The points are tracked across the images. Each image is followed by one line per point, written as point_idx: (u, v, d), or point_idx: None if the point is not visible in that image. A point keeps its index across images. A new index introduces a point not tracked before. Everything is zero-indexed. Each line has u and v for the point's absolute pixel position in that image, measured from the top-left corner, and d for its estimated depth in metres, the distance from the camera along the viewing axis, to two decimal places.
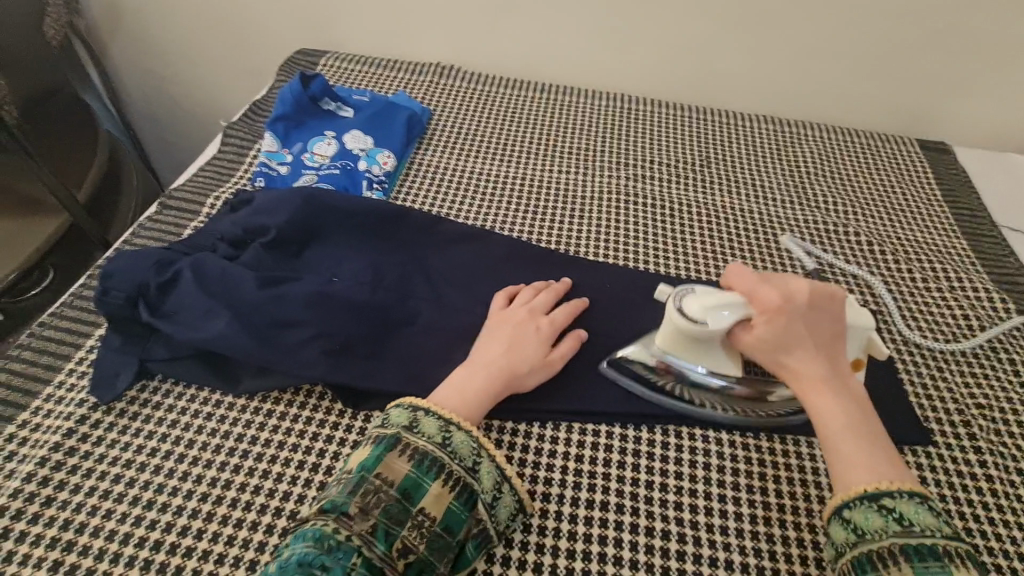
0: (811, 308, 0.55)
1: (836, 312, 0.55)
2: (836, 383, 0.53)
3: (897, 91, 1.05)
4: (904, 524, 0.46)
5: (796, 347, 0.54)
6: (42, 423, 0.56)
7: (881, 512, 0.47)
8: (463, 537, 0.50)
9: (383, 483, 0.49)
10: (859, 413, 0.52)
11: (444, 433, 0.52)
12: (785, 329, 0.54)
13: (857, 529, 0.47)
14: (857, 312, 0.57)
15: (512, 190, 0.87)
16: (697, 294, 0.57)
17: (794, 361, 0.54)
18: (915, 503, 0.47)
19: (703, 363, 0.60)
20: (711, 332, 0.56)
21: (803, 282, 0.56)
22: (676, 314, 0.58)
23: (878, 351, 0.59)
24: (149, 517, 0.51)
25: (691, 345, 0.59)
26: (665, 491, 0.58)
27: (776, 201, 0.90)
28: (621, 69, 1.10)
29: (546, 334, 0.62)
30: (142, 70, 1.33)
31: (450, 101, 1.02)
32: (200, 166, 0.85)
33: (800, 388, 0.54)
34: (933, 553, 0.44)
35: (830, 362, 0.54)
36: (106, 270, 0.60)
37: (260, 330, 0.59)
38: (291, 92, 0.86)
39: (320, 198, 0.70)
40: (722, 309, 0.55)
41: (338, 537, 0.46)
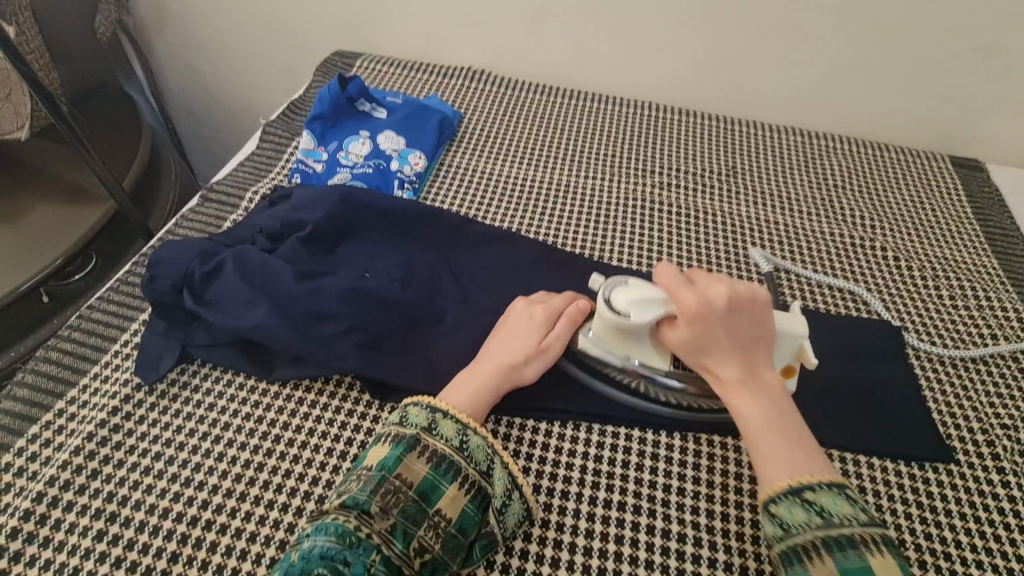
0: (731, 311, 0.57)
1: (757, 314, 0.57)
2: (753, 383, 0.56)
3: (931, 106, 1.04)
4: (823, 516, 0.48)
5: (715, 349, 0.56)
6: (89, 399, 0.59)
7: (804, 505, 0.49)
8: (473, 538, 0.52)
9: (403, 484, 0.51)
10: (779, 411, 0.54)
11: (461, 437, 0.54)
12: (705, 332, 0.56)
13: (783, 523, 0.49)
14: (790, 321, 0.59)
15: (537, 194, 0.89)
16: (627, 286, 0.60)
17: (715, 364, 0.56)
18: (833, 494, 0.49)
19: (635, 355, 0.61)
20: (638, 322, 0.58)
21: (722, 287, 0.58)
22: (603, 305, 0.60)
23: (809, 361, 0.59)
24: (186, 494, 0.54)
25: (621, 338, 0.61)
26: (683, 495, 0.59)
27: (801, 213, 0.90)
28: (651, 77, 1.11)
29: (539, 322, 0.62)
30: (184, 67, 1.38)
31: (479, 105, 1.04)
32: (239, 161, 0.89)
33: (723, 391, 0.56)
34: (852, 544, 0.46)
35: (749, 362, 0.56)
36: (155, 258, 0.63)
37: (295, 321, 0.61)
38: (329, 93, 0.89)
39: (355, 196, 0.72)
40: (647, 303, 0.58)
41: (359, 534, 0.48)
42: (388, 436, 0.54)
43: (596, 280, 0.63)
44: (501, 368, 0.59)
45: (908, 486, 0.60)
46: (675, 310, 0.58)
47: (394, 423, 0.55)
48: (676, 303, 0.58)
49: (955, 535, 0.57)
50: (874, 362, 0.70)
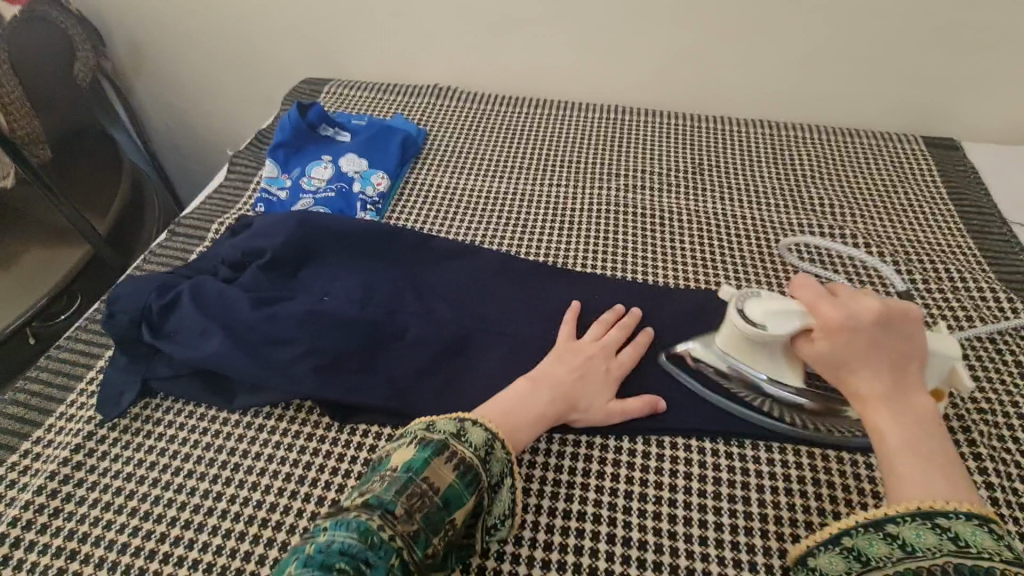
0: (882, 323, 0.52)
1: (911, 330, 0.52)
2: (898, 400, 0.50)
3: (899, 88, 1.03)
4: (960, 545, 0.42)
5: (852, 361, 0.52)
6: (53, 438, 0.60)
7: (935, 530, 0.43)
8: (454, 550, 0.51)
9: (429, 486, 0.49)
10: (924, 435, 0.48)
11: (487, 449, 0.53)
12: (847, 343, 0.52)
13: (905, 545, 0.44)
14: (941, 342, 0.55)
15: (503, 205, 0.89)
16: (761, 298, 0.59)
17: (853, 376, 0.52)
18: (974, 525, 0.43)
19: (761, 369, 0.60)
20: (775, 336, 0.56)
21: (874, 299, 0.53)
22: (738, 314, 0.59)
23: (964, 385, 0.56)
24: (145, 528, 0.54)
25: (751, 346, 0.59)
26: (644, 500, 0.58)
27: (770, 205, 0.90)
28: (616, 81, 1.12)
29: (614, 378, 0.64)
30: (164, 106, 1.42)
31: (446, 121, 1.05)
32: (208, 193, 0.90)
33: (861, 408, 0.51)
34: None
35: (893, 379, 0.51)
36: (111, 296, 0.64)
37: (252, 349, 0.62)
38: (290, 121, 0.90)
39: (314, 221, 0.73)
40: (789, 316, 0.56)
41: (382, 534, 0.45)
42: (416, 438, 0.52)
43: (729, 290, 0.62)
44: (566, 405, 0.60)
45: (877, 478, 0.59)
46: (815, 322, 0.54)
47: (422, 426, 0.53)
48: (819, 314, 0.54)
49: None
50: None
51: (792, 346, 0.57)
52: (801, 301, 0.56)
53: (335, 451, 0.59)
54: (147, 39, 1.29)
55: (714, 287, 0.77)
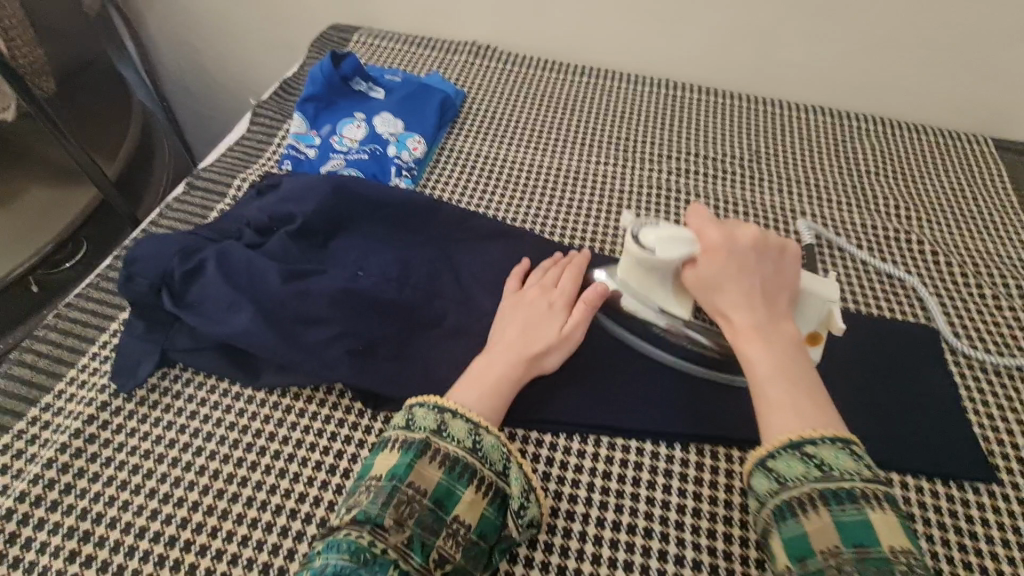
0: (757, 253, 0.54)
1: (781, 260, 0.55)
2: (767, 327, 0.51)
3: (976, 84, 0.95)
4: (824, 470, 0.44)
5: (730, 290, 0.53)
6: (65, 407, 0.55)
7: (803, 458, 0.45)
8: (494, 543, 0.49)
9: (416, 492, 0.47)
10: (790, 358, 0.50)
11: (474, 437, 0.50)
12: (727, 269, 0.53)
13: (778, 477, 0.45)
14: (820, 284, 0.56)
15: (544, 181, 0.83)
16: (658, 226, 0.55)
17: (730, 306, 0.53)
18: (838, 448, 0.45)
19: (653, 300, 0.58)
20: (663, 261, 0.54)
21: (750, 228, 0.55)
22: (631, 241, 0.56)
23: (837, 328, 0.55)
24: (165, 512, 0.50)
25: (644, 276, 0.57)
26: (697, 517, 0.54)
27: (830, 201, 0.84)
28: (670, 53, 1.03)
29: (559, 311, 0.60)
30: (176, 42, 1.32)
31: (485, 83, 0.97)
32: (227, 145, 0.84)
33: (735, 334, 0.52)
34: (851, 498, 0.43)
35: (765, 306, 0.52)
36: (130, 255, 0.59)
37: (282, 326, 0.57)
38: (322, 72, 0.83)
39: (349, 188, 0.67)
40: (677, 243, 0.54)
41: (373, 549, 0.44)
42: (397, 441, 0.50)
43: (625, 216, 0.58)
44: (522, 359, 0.56)
45: (948, 509, 0.55)
46: (697, 250, 0.55)
47: (400, 427, 0.51)
48: (699, 240, 0.55)
49: (996, 564, 0.52)
50: (910, 370, 0.64)
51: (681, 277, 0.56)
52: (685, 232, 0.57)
53: (368, 441, 0.55)
54: None
55: None
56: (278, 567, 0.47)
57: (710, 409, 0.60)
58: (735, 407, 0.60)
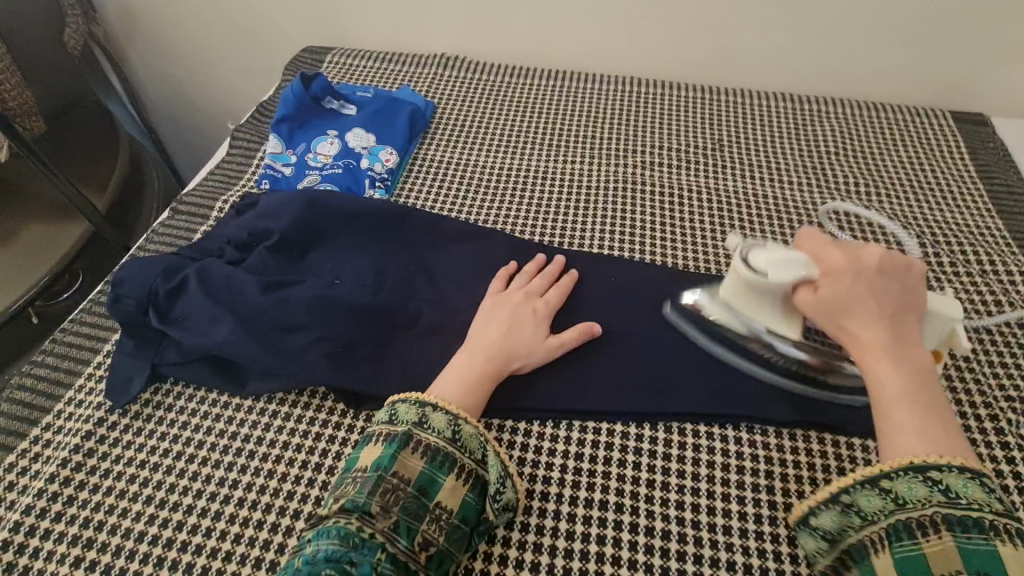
0: (882, 274, 0.54)
1: (910, 281, 0.54)
2: (896, 350, 0.51)
3: (929, 61, 0.98)
4: (949, 496, 0.45)
5: (855, 309, 0.53)
6: (64, 425, 0.59)
7: (927, 482, 0.46)
8: (475, 527, 0.52)
9: (399, 481, 0.50)
10: (918, 383, 0.50)
11: (453, 427, 0.53)
12: (850, 289, 0.53)
13: (897, 498, 0.47)
14: (942, 303, 0.55)
15: (516, 183, 0.86)
16: (765, 248, 0.57)
17: (855, 326, 0.53)
18: (966, 477, 0.46)
19: (760, 320, 0.59)
20: (774, 283, 0.56)
21: (877, 249, 0.55)
22: (738, 263, 0.58)
23: (960, 345, 0.55)
24: (162, 516, 0.53)
25: (751, 297, 0.59)
26: (667, 490, 0.57)
27: (793, 183, 0.87)
28: (632, 51, 1.07)
29: (542, 318, 0.64)
30: (159, 74, 1.36)
31: (455, 93, 1.01)
32: (209, 169, 0.87)
33: (860, 353, 0.52)
34: (979, 527, 0.43)
35: (891, 328, 0.52)
36: (116, 279, 0.62)
37: (264, 335, 0.60)
38: (294, 93, 0.87)
39: (322, 201, 0.70)
40: (788, 265, 0.55)
41: (362, 534, 0.47)
42: (381, 434, 0.53)
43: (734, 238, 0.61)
44: (500, 356, 0.60)
45: None
46: (818, 271, 0.55)
47: (384, 421, 0.54)
48: (821, 261, 0.56)
49: None
50: None
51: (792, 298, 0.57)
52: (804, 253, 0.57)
53: (350, 438, 0.58)
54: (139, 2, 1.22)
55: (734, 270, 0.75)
56: (270, 560, 0.50)
57: (678, 386, 0.62)
58: (701, 383, 0.62)
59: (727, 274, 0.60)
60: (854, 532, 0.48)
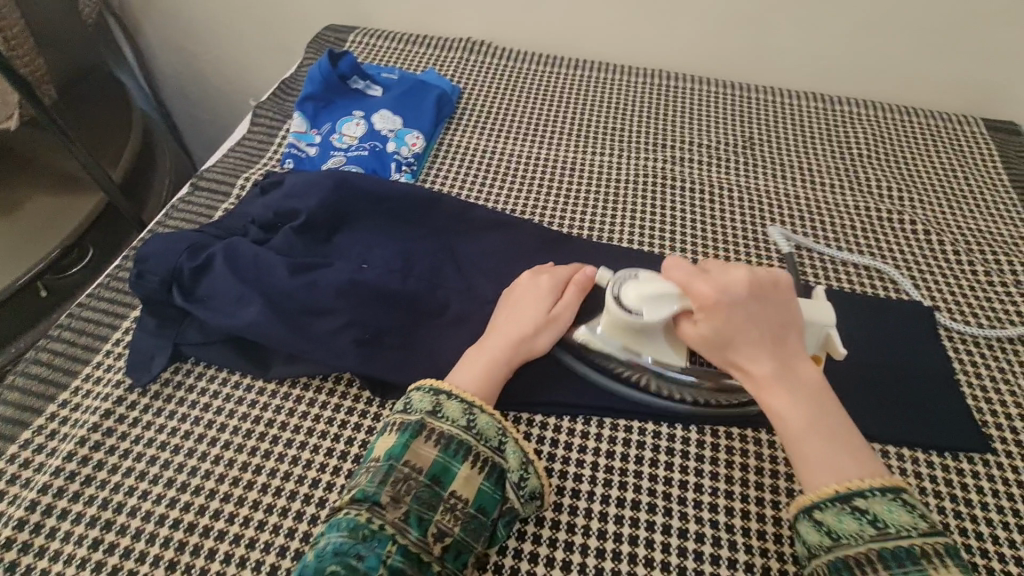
0: (753, 298, 0.52)
1: (781, 298, 0.53)
2: (788, 377, 0.51)
3: (967, 67, 0.97)
4: (878, 527, 0.44)
5: (741, 343, 0.51)
6: (82, 402, 0.57)
7: (855, 513, 0.45)
8: (496, 517, 0.50)
9: (412, 470, 0.49)
10: (816, 407, 0.50)
11: (468, 416, 0.52)
12: (728, 323, 0.51)
13: (831, 532, 0.46)
14: (814, 310, 0.55)
15: (543, 172, 0.84)
16: (637, 281, 0.56)
17: (745, 359, 0.52)
18: (889, 501, 0.45)
19: (646, 351, 0.57)
20: (651, 321, 0.54)
21: (742, 272, 0.53)
22: (613, 302, 0.56)
23: (838, 352, 0.55)
24: (183, 500, 0.52)
25: (632, 333, 0.56)
26: (699, 492, 0.55)
27: (824, 185, 0.85)
28: (662, 44, 1.05)
29: (547, 291, 0.60)
30: (174, 47, 1.33)
31: (481, 78, 0.98)
32: (229, 146, 0.85)
33: (756, 387, 0.51)
34: (912, 558, 0.43)
35: (778, 354, 0.51)
36: (140, 254, 0.61)
37: (290, 318, 0.59)
38: (320, 71, 0.84)
39: (352, 183, 0.68)
40: (660, 299, 0.54)
41: (372, 526, 0.46)
42: (394, 424, 0.51)
43: (607, 274, 0.58)
44: (507, 340, 0.57)
45: (941, 477, 0.57)
46: (691, 304, 0.53)
47: (399, 410, 0.52)
48: (690, 294, 0.53)
49: (991, 529, 0.54)
50: (905, 346, 0.66)
51: (677, 325, 0.56)
52: (672, 286, 0.54)
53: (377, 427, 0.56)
54: None
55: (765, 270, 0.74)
56: (295, 549, 0.49)
57: None
58: None
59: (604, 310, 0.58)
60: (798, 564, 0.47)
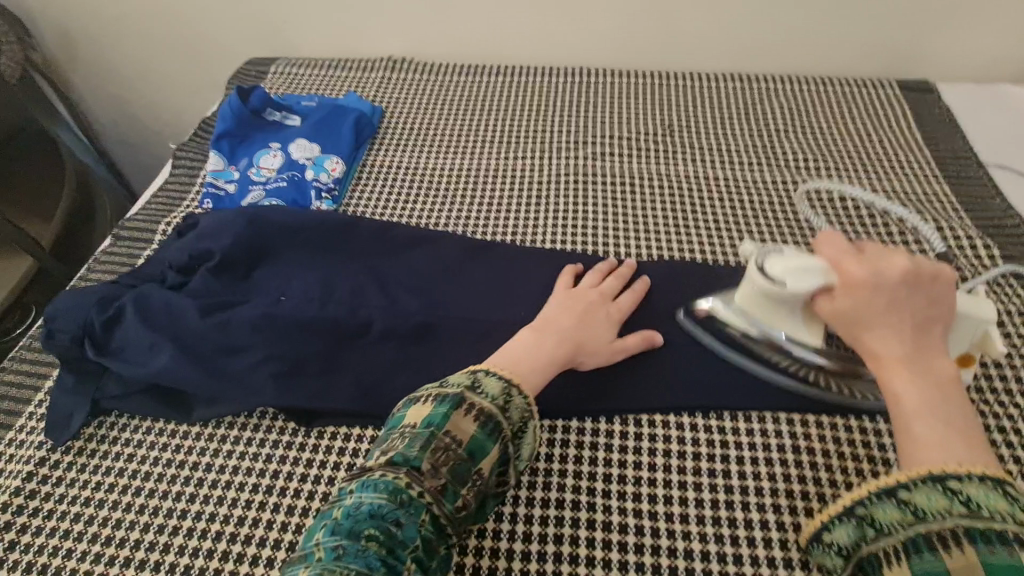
0: (905, 287, 0.51)
1: (934, 294, 0.51)
2: (916, 362, 0.48)
3: (873, 32, 0.99)
4: (971, 507, 0.39)
5: (874, 321, 0.50)
6: (4, 467, 0.57)
7: (946, 493, 0.40)
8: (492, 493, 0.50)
9: (452, 441, 0.47)
10: (939, 393, 0.46)
11: (506, 397, 0.51)
12: (868, 299, 0.51)
13: (916, 510, 0.41)
14: (977, 305, 0.53)
15: (468, 182, 0.85)
16: (783, 254, 0.55)
17: (872, 336, 0.50)
18: (987, 486, 0.40)
19: (781, 328, 0.58)
20: (792, 292, 0.54)
21: (901, 261, 0.53)
22: (756, 270, 0.56)
23: (993, 350, 0.54)
24: (108, 554, 0.51)
25: (770, 305, 0.57)
26: (624, 483, 0.56)
27: (744, 163, 0.87)
28: (581, 41, 1.06)
29: (615, 321, 0.63)
30: (106, 96, 1.33)
31: (404, 96, 0.99)
32: (152, 192, 0.85)
33: (877, 365, 0.49)
34: (1002, 539, 0.37)
35: (913, 342, 0.49)
36: (50, 312, 0.61)
37: (207, 358, 0.59)
38: (232, 108, 0.85)
39: (264, 218, 0.69)
40: (807, 271, 0.54)
41: (410, 492, 0.44)
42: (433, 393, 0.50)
43: (748, 246, 0.59)
44: (573, 348, 0.59)
45: (864, 440, 0.58)
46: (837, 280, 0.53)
47: (434, 384, 0.51)
48: (840, 271, 0.54)
49: None
50: None
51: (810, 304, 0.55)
52: (823, 259, 0.55)
53: (302, 458, 0.57)
54: (77, 27, 1.20)
55: (686, 254, 0.75)
56: None
57: (631, 377, 0.62)
58: (653, 371, 0.62)
59: (744, 279, 0.59)
60: (867, 545, 0.43)
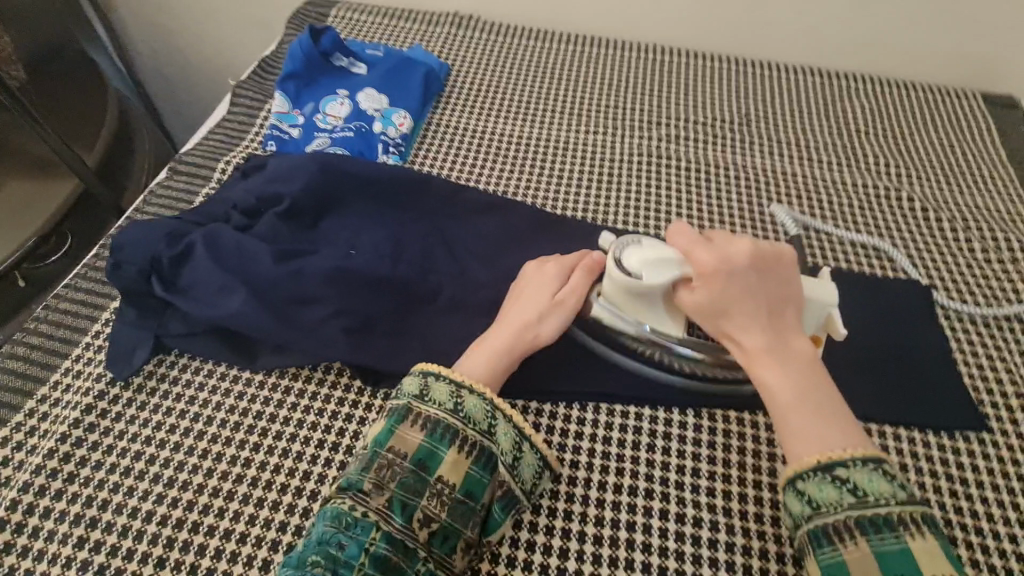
0: (754, 270, 0.51)
1: (782, 272, 0.52)
2: (780, 349, 0.49)
3: (968, 39, 0.94)
4: (859, 495, 0.43)
5: (735, 312, 0.50)
6: (63, 397, 0.55)
7: (835, 483, 0.44)
8: (488, 501, 0.48)
9: (396, 456, 0.47)
10: (808, 380, 0.48)
11: (455, 399, 0.49)
12: (725, 290, 0.51)
13: (811, 501, 0.44)
14: (818, 287, 0.54)
15: (534, 152, 0.82)
16: (640, 246, 0.54)
17: (737, 329, 0.51)
18: (871, 470, 0.44)
19: (646, 321, 0.56)
20: (650, 284, 0.53)
21: (745, 243, 0.52)
22: (615, 265, 0.55)
23: (838, 331, 0.54)
24: (170, 495, 0.50)
25: (631, 300, 0.55)
26: (697, 477, 0.55)
27: (821, 162, 0.84)
28: (657, 15, 1.01)
29: (553, 279, 0.58)
30: (148, 24, 1.27)
31: (469, 55, 0.95)
32: (208, 128, 0.82)
33: (746, 358, 0.50)
34: (889, 525, 0.42)
35: (774, 328, 0.50)
36: (118, 242, 0.59)
37: (277, 307, 0.57)
38: (301, 48, 0.81)
39: (336, 166, 0.66)
40: (663, 262, 0.53)
41: (355, 513, 0.44)
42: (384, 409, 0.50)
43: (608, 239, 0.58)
44: (510, 329, 0.55)
45: (936, 456, 0.57)
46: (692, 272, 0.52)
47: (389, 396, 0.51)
48: (692, 262, 0.53)
49: (988, 508, 0.54)
50: (903, 328, 0.65)
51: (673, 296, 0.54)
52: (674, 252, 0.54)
53: (368, 418, 0.55)
54: None
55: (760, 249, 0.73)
56: (287, 543, 0.48)
57: None
58: None
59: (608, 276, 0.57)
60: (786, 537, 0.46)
